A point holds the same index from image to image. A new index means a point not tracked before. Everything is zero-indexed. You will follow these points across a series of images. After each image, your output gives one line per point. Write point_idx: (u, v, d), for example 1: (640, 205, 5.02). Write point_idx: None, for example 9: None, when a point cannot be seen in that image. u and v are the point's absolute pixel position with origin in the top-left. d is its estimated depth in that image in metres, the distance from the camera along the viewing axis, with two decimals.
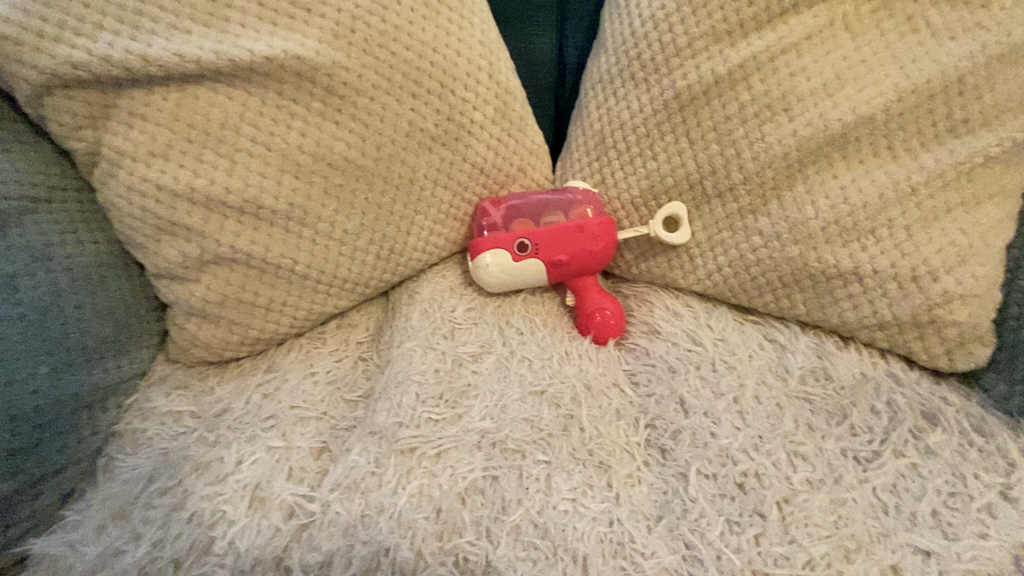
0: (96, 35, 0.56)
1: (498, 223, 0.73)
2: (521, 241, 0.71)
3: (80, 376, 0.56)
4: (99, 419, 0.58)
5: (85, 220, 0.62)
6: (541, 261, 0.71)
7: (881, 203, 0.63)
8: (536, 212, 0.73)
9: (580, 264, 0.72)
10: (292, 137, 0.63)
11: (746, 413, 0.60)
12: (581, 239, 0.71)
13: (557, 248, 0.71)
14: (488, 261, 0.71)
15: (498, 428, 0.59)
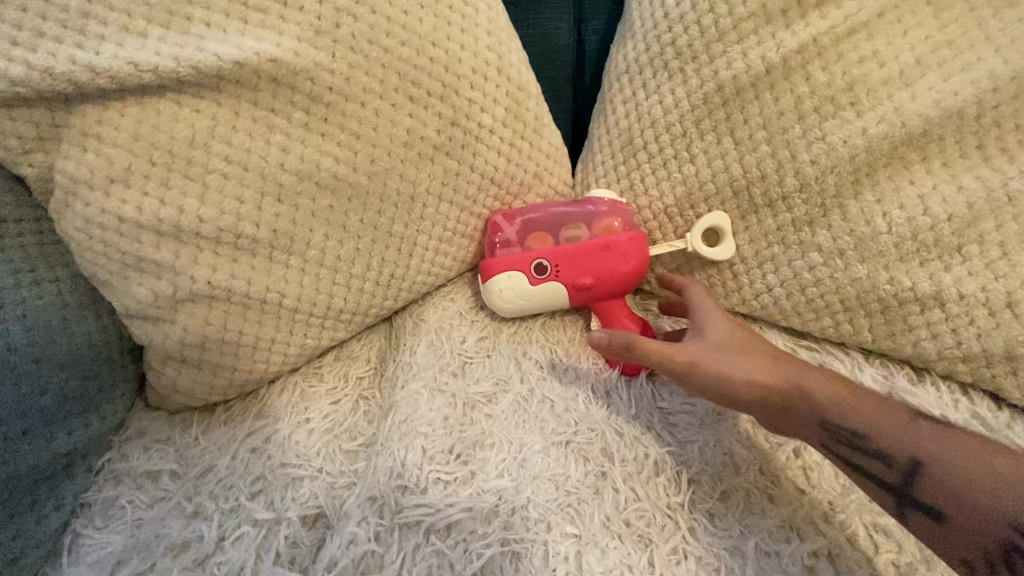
0: (37, 43, 0.48)
1: (511, 240, 0.64)
2: (537, 261, 0.61)
3: (38, 446, 0.50)
4: (64, 489, 0.53)
5: (43, 255, 0.54)
6: (561, 284, 0.62)
7: (970, 215, 0.53)
8: (554, 226, 0.65)
9: (607, 286, 0.62)
10: (272, 153, 0.54)
11: (812, 471, 0.53)
12: (608, 259, 0.61)
13: (580, 269, 0.61)
14: (500, 284, 0.61)
15: (517, 489, 0.52)
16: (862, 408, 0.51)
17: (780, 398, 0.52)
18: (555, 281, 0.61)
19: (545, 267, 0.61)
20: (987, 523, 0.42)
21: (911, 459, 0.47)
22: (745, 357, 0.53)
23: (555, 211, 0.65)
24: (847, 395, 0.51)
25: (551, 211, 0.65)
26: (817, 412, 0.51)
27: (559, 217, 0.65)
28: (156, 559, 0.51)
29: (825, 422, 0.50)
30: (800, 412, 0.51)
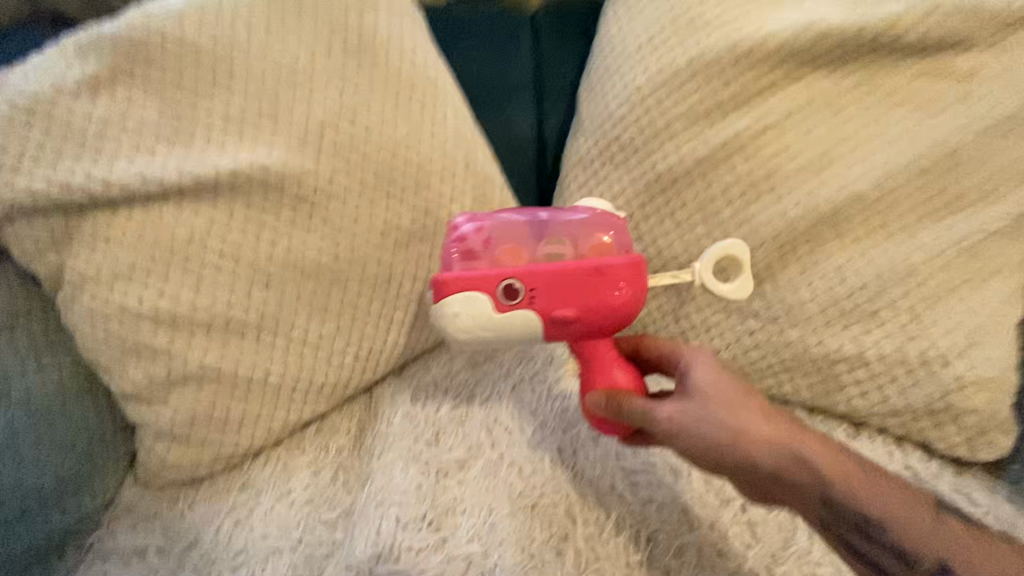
0: (58, 162, 0.56)
1: (477, 253, 0.54)
2: (509, 281, 0.51)
3: (33, 526, 0.55)
4: (58, 563, 0.58)
5: (49, 344, 0.59)
6: (537, 311, 0.52)
7: (880, 284, 0.60)
8: (532, 241, 0.55)
9: (593, 319, 0.53)
10: (260, 247, 0.60)
11: (755, 524, 0.58)
12: (597, 287, 0.52)
13: (562, 298, 0.52)
14: (458, 307, 0.51)
15: (486, 553, 0.56)
16: (841, 465, 0.52)
17: (775, 461, 0.51)
18: (530, 308, 0.52)
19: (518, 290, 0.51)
20: (890, 555, 0.50)
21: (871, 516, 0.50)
22: (730, 420, 0.51)
23: (536, 225, 0.56)
24: (822, 449, 0.52)
25: (531, 224, 0.56)
26: (790, 470, 0.51)
27: (539, 232, 0.56)
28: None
29: (789, 479, 0.51)
30: (783, 480, 0.51)
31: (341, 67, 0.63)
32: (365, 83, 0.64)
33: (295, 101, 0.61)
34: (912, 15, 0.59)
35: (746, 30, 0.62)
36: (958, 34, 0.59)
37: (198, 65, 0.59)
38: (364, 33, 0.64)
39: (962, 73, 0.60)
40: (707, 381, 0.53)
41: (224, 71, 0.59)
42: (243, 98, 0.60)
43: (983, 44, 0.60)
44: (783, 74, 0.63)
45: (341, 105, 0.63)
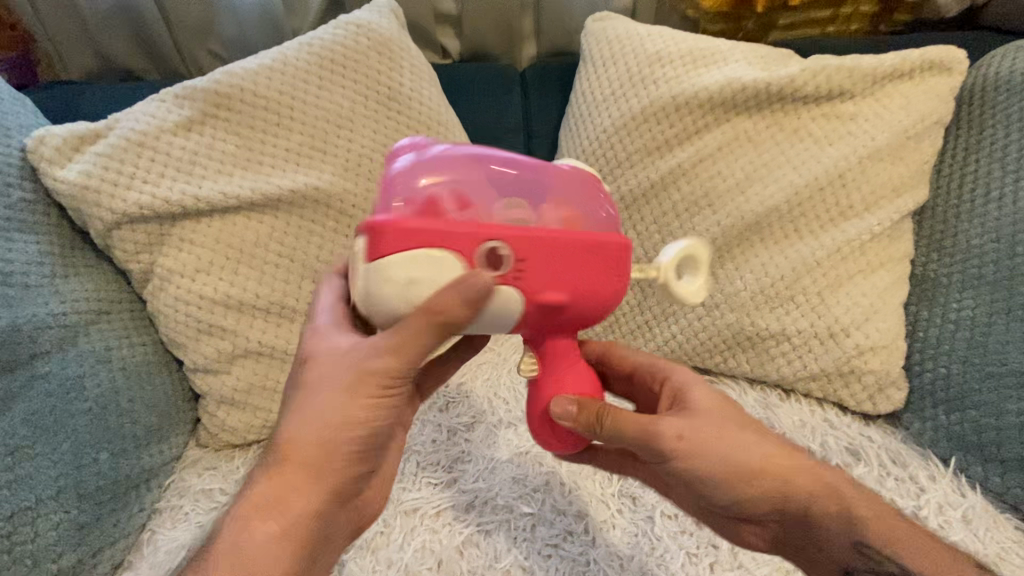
0: (160, 181, 0.72)
1: (437, 199, 0.46)
2: (491, 246, 0.45)
3: (132, 461, 0.68)
4: (145, 496, 0.69)
5: (136, 327, 0.74)
6: (523, 288, 0.46)
7: (794, 274, 0.77)
8: (511, 193, 0.48)
9: (578, 305, 0.49)
10: (311, 250, 0.77)
11: None
12: (585, 263, 0.47)
13: (553, 271, 0.46)
14: (416, 273, 0.44)
15: (489, 487, 0.69)
16: (833, 496, 0.53)
17: (766, 484, 0.53)
18: (515, 283, 0.46)
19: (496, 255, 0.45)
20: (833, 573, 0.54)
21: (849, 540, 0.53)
22: (728, 445, 0.52)
23: (520, 173, 0.50)
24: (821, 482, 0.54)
25: (510, 164, 0.50)
26: (780, 493, 0.53)
27: (523, 181, 0.49)
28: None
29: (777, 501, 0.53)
30: (770, 502, 0.53)
31: (376, 114, 0.81)
32: (394, 127, 0.82)
33: (340, 139, 0.79)
34: (805, 73, 0.77)
35: (683, 86, 0.82)
36: (842, 88, 0.78)
37: (267, 111, 0.77)
38: (393, 88, 0.83)
39: (846, 116, 0.78)
40: (704, 398, 0.55)
41: (287, 116, 0.77)
42: (301, 136, 0.78)
43: (861, 95, 0.78)
44: (713, 118, 0.82)
45: (375, 142, 0.81)
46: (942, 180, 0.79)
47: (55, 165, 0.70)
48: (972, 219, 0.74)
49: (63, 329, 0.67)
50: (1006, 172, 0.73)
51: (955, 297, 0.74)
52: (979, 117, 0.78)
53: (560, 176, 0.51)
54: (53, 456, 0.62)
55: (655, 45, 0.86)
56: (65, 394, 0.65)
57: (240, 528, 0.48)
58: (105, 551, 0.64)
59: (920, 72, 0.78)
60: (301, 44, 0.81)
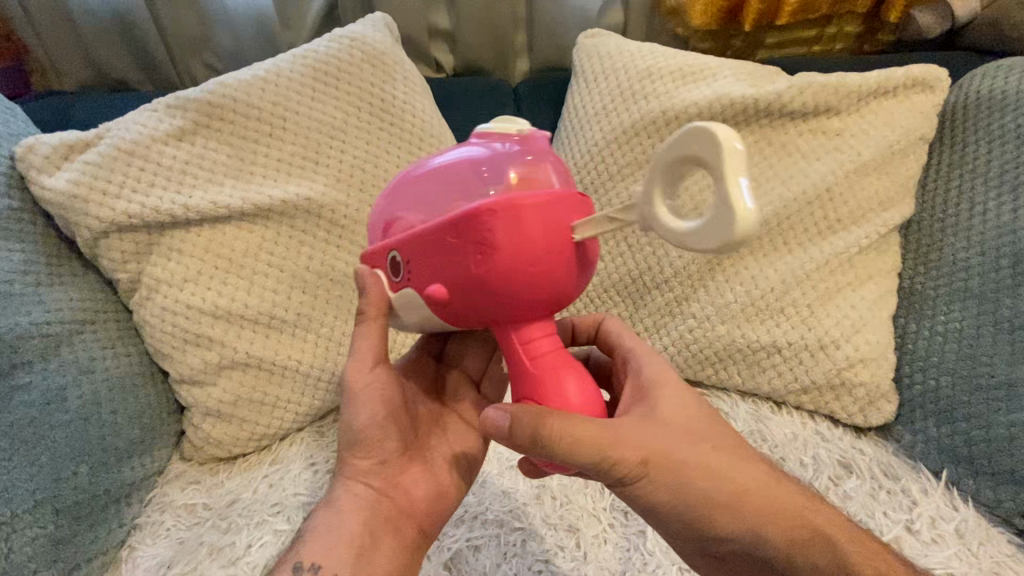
0: (149, 190, 0.71)
1: (382, 221, 0.53)
2: (392, 255, 0.51)
3: (113, 474, 0.67)
4: (125, 511, 0.67)
5: (121, 337, 0.73)
6: (415, 286, 0.49)
7: (784, 287, 0.77)
8: (423, 190, 0.49)
9: (473, 292, 0.45)
10: (301, 260, 0.76)
11: None
12: (461, 247, 0.44)
13: (448, 266, 0.46)
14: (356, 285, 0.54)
15: (479, 501, 0.68)
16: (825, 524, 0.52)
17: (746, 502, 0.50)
18: (408, 285, 0.49)
19: (414, 257, 0.48)
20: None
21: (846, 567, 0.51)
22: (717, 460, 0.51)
23: (426, 169, 0.50)
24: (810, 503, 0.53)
25: (433, 160, 0.50)
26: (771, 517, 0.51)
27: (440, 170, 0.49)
28: (199, 560, 0.64)
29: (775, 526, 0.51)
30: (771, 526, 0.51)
31: (369, 125, 0.82)
32: (387, 138, 0.83)
33: (332, 149, 0.79)
34: (792, 90, 0.79)
35: (673, 101, 0.83)
36: (828, 104, 0.79)
37: (259, 121, 0.77)
38: (386, 100, 0.84)
39: (833, 131, 0.79)
40: (670, 408, 0.53)
41: (279, 126, 0.77)
42: (293, 146, 0.78)
43: (847, 111, 0.80)
44: None
45: (367, 154, 0.81)
46: (927, 195, 0.80)
47: (44, 173, 0.70)
48: (957, 233, 0.76)
49: (46, 338, 0.66)
50: (989, 187, 0.74)
51: (943, 309, 0.74)
52: (962, 134, 0.79)
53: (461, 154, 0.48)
54: (31, 469, 0.61)
55: (645, 62, 0.87)
56: (46, 405, 0.64)
57: (322, 521, 0.58)
58: (82, 568, 0.63)
59: (903, 89, 0.79)
60: (296, 56, 0.81)
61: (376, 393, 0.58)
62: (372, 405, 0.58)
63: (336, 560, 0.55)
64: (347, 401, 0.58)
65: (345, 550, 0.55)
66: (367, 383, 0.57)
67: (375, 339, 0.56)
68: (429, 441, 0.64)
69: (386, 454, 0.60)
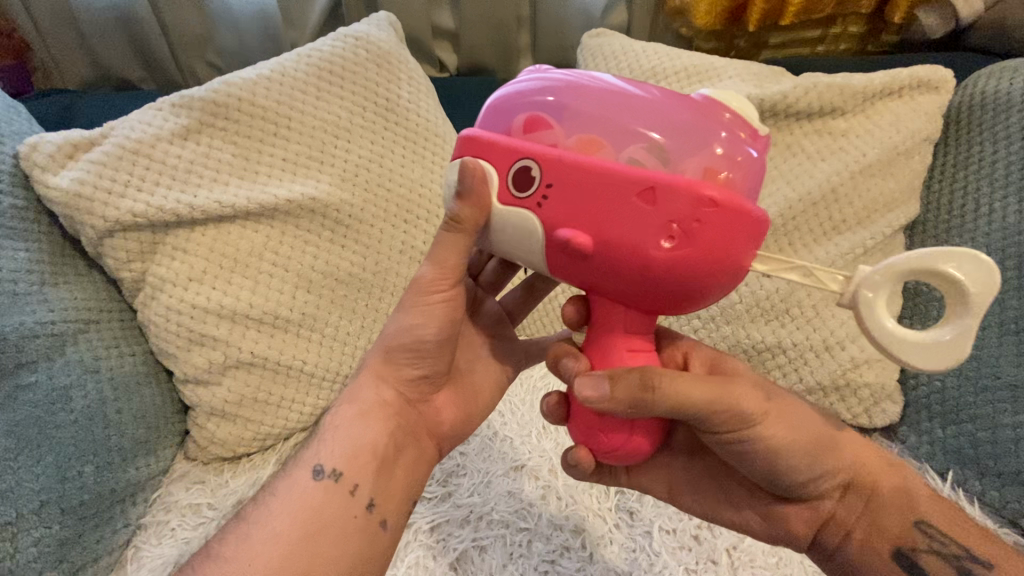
0: (154, 190, 0.71)
1: (531, 118, 0.47)
2: (523, 164, 0.45)
3: (117, 474, 0.67)
4: (130, 511, 0.67)
5: (125, 336, 0.72)
6: (545, 217, 0.45)
7: (789, 288, 0.77)
8: (593, 125, 0.46)
9: (612, 257, 0.44)
10: (306, 260, 0.76)
11: None
12: (634, 212, 0.42)
13: (584, 217, 0.43)
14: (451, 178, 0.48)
15: (484, 501, 0.68)
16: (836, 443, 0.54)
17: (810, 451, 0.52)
18: (536, 211, 0.45)
19: (543, 181, 0.44)
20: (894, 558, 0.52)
21: (869, 494, 0.54)
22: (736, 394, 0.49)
23: (652, 106, 0.46)
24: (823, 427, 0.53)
25: (623, 94, 0.46)
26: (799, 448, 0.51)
27: (654, 105, 0.46)
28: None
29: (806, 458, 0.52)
30: (801, 459, 0.51)
31: (374, 125, 0.82)
32: (391, 137, 0.82)
33: (337, 148, 0.79)
34: (797, 90, 0.79)
35: None
36: (834, 104, 0.79)
37: (264, 120, 0.77)
38: (391, 99, 0.83)
39: (838, 132, 0.79)
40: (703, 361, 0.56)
41: (284, 126, 0.77)
42: (298, 146, 0.78)
43: (852, 112, 0.80)
44: None
45: (372, 153, 0.81)
46: (932, 196, 0.80)
47: (48, 172, 0.70)
48: (963, 234, 0.75)
49: (51, 338, 0.66)
50: (995, 187, 0.74)
51: (948, 310, 0.74)
52: (966, 135, 0.79)
53: (711, 114, 0.46)
54: (36, 469, 0.61)
55: (649, 62, 0.87)
56: (51, 405, 0.64)
57: (342, 423, 0.57)
58: (89, 568, 0.64)
59: (909, 89, 0.79)
60: (300, 55, 0.81)
61: (441, 307, 0.54)
62: (433, 324, 0.54)
63: (361, 470, 0.54)
64: (405, 303, 0.55)
65: (360, 460, 0.55)
66: (435, 297, 0.54)
67: (460, 251, 0.51)
68: (462, 366, 0.63)
69: (427, 371, 0.58)
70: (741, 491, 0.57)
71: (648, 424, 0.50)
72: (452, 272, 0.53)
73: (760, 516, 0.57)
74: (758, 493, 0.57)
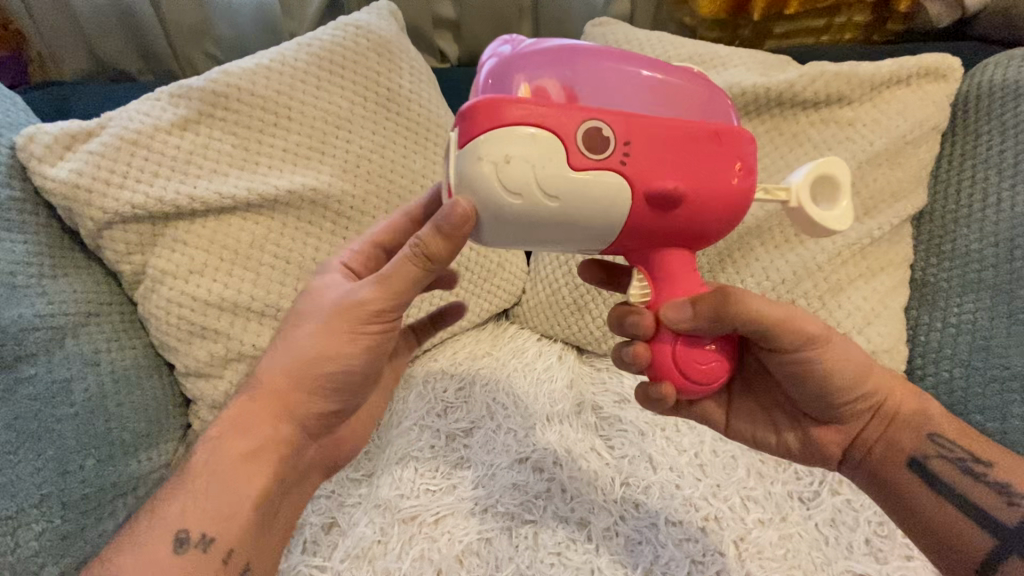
0: (153, 181, 0.70)
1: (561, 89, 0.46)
2: (596, 125, 0.44)
3: (119, 468, 0.66)
4: (132, 505, 0.67)
5: (126, 329, 0.72)
6: (631, 171, 0.45)
7: (795, 278, 0.76)
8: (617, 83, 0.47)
9: (697, 197, 0.47)
10: (308, 251, 0.75)
11: (705, 465, 0.71)
12: (705, 153, 0.46)
13: (669, 165, 0.45)
14: (516, 152, 0.43)
15: (489, 494, 0.68)
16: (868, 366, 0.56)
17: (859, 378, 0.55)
18: (620, 167, 0.45)
19: (621, 137, 0.45)
20: (907, 467, 0.56)
21: (892, 414, 0.57)
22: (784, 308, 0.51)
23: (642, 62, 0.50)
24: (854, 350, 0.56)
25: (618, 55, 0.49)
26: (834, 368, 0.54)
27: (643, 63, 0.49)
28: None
29: (839, 375, 0.54)
30: (841, 379, 0.54)
31: (375, 115, 0.81)
32: (393, 127, 0.81)
33: (338, 139, 0.78)
34: (803, 79, 0.78)
35: None
36: (840, 93, 0.78)
37: (264, 110, 0.76)
38: (392, 89, 0.82)
39: (845, 121, 0.78)
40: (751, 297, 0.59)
41: (284, 116, 0.76)
42: (298, 136, 0.77)
43: (859, 100, 0.79)
44: None
45: (373, 143, 0.80)
46: (939, 186, 0.80)
47: (46, 163, 0.69)
48: (971, 223, 0.75)
49: (50, 331, 0.65)
50: (1003, 177, 0.73)
51: (956, 300, 0.74)
52: (974, 124, 0.78)
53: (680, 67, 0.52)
54: (37, 462, 0.61)
55: (653, 50, 0.86)
56: (51, 398, 0.63)
57: (225, 467, 0.58)
58: (90, 563, 0.63)
59: (916, 78, 0.78)
60: (300, 44, 0.80)
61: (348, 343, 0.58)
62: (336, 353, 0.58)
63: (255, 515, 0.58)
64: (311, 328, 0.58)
65: (238, 521, 0.56)
66: (351, 336, 0.58)
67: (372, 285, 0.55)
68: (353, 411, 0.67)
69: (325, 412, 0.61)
70: (785, 420, 0.60)
71: (716, 352, 0.52)
72: (369, 317, 0.56)
73: (801, 445, 0.60)
74: (799, 418, 0.59)
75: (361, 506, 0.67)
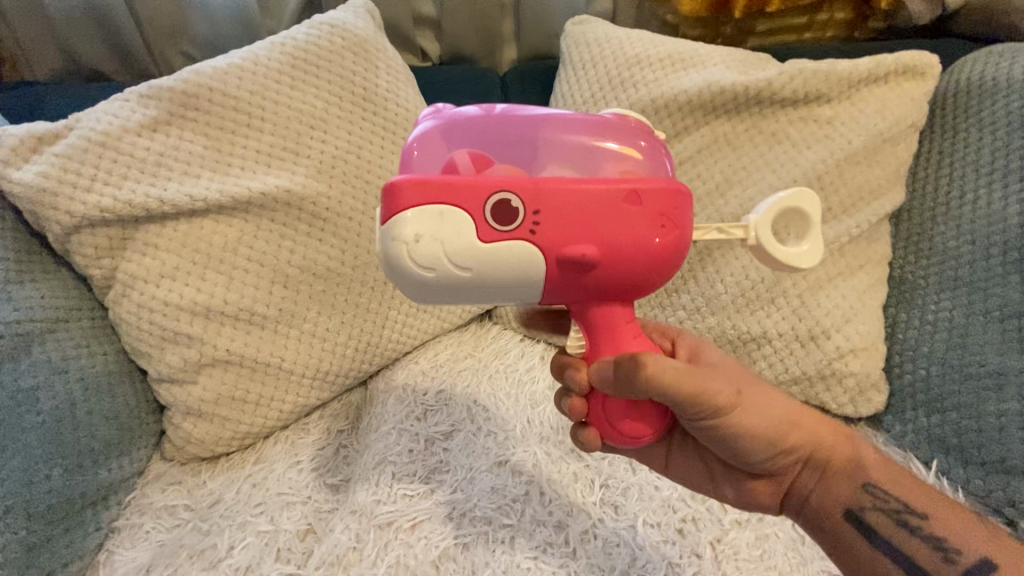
0: (122, 183, 0.69)
1: (479, 158, 0.47)
2: (502, 197, 0.44)
3: (88, 477, 0.65)
4: (102, 514, 0.66)
5: (96, 335, 0.70)
6: (540, 240, 0.44)
7: (774, 277, 0.76)
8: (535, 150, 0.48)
9: (613, 261, 0.46)
10: (282, 254, 0.74)
11: None
12: (624, 219, 0.45)
13: (581, 232, 0.45)
14: (423, 229, 0.43)
15: (466, 498, 0.67)
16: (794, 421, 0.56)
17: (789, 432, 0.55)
18: (530, 236, 0.44)
19: (528, 205, 0.44)
20: (844, 519, 0.56)
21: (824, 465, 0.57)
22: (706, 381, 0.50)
23: (564, 125, 0.50)
24: (776, 406, 0.56)
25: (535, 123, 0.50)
26: (759, 433, 0.54)
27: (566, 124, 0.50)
28: (180, 564, 0.63)
29: (763, 437, 0.54)
30: (764, 434, 0.54)
31: (351, 115, 0.80)
32: (369, 128, 0.80)
33: (313, 140, 0.77)
34: (782, 76, 0.77)
35: (662, 89, 0.81)
36: (819, 91, 0.78)
37: (237, 111, 0.74)
38: (368, 89, 0.81)
39: (824, 119, 0.78)
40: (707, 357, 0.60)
41: (257, 117, 0.75)
42: (272, 137, 0.75)
43: (838, 98, 0.78)
44: (692, 121, 0.81)
45: (349, 144, 0.79)
46: (917, 184, 0.80)
47: (11, 167, 0.67)
48: (949, 221, 0.75)
49: (16, 338, 0.64)
50: (979, 175, 0.74)
51: (933, 298, 0.74)
52: (952, 122, 0.78)
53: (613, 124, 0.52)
54: (1, 473, 0.59)
55: (633, 48, 0.85)
56: (16, 407, 0.62)
57: None
58: (58, 574, 0.62)
59: (894, 76, 0.78)
60: (274, 44, 0.79)
61: None
62: None
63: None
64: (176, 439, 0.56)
65: None
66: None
67: None
68: None
69: None
70: (721, 469, 0.61)
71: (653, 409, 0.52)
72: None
73: (735, 492, 0.60)
74: (734, 470, 0.60)
75: (334, 515, 0.67)
